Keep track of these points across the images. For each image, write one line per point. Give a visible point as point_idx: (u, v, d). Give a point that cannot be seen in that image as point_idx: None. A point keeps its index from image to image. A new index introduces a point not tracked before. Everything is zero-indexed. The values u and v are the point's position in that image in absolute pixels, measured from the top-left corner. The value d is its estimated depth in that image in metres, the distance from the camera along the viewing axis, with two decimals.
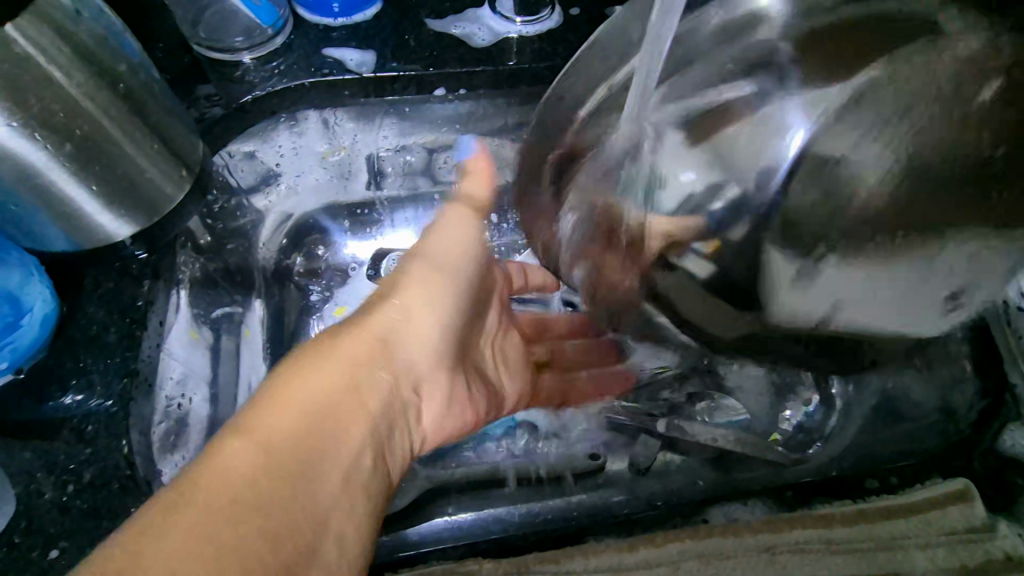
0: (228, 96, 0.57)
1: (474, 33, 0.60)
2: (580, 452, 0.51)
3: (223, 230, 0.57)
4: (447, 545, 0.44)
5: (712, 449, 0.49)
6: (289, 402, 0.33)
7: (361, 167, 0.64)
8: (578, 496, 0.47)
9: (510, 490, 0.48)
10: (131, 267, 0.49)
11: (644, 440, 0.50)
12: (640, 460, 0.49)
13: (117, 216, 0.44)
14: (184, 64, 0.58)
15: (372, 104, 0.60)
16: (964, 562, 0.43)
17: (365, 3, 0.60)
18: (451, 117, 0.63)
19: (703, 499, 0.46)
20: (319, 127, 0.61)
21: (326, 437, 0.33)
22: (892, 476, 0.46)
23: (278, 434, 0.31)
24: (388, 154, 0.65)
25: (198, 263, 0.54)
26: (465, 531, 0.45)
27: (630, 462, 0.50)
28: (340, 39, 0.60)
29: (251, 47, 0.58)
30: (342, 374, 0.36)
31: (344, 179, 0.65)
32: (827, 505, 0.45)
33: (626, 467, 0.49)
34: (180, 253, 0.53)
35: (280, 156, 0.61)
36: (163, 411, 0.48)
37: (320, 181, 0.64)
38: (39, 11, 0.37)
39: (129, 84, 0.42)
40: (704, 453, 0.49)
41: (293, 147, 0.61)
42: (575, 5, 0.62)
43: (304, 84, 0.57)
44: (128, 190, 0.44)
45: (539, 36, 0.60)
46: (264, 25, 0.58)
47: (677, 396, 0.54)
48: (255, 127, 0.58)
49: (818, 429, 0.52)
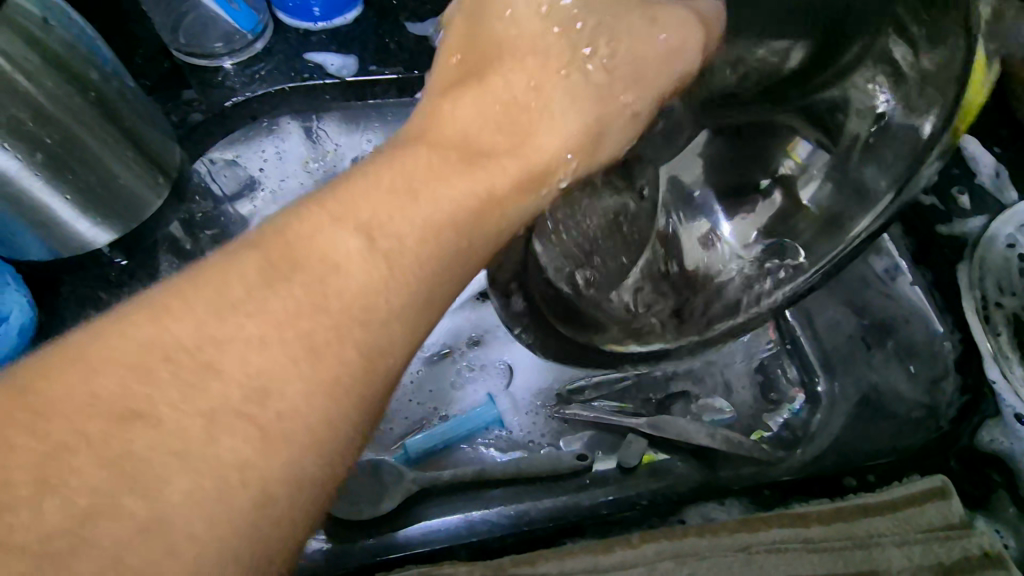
0: (209, 101, 0.57)
1: None
2: (565, 453, 0.49)
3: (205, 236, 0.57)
4: (431, 548, 0.45)
5: (698, 446, 0.48)
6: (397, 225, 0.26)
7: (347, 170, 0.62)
8: (565, 495, 0.47)
9: (497, 490, 0.48)
10: (110, 273, 0.49)
11: (630, 440, 0.49)
12: (627, 460, 0.48)
13: (93, 222, 0.44)
14: (165, 69, 0.58)
15: (355, 108, 0.61)
16: (941, 559, 0.43)
17: (346, 6, 0.60)
18: None
19: (681, 499, 0.46)
20: (302, 133, 0.61)
21: (425, 290, 0.27)
22: (869, 474, 0.46)
23: (405, 264, 0.26)
24: None
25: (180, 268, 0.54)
26: (450, 534, 0.46)
27: (617, 461, 0.49)
28: (320, 43, 0.60)
29: (231, 53, 0.58)
30: (434, 224, 0.27)
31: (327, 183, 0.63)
32: (803, 505, 0.45)
33: (614, 467, 0.49)
34: None
35: (263, 161, 0.61)
36: None
37: (305, 185, 0.61)
38: (9, 21, 0.37)
39: (102, 91, 0.42)
40: (689, 451, 0.48)
41: (276, 152, 0.61)
42: None
43: (284, 88, 0.58)
44: (103, 197, 0.44)
45: None
46: (243, 30, 0.58)
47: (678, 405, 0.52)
48: (237, 132, 0.59)
49: (804, 426, 0.51)
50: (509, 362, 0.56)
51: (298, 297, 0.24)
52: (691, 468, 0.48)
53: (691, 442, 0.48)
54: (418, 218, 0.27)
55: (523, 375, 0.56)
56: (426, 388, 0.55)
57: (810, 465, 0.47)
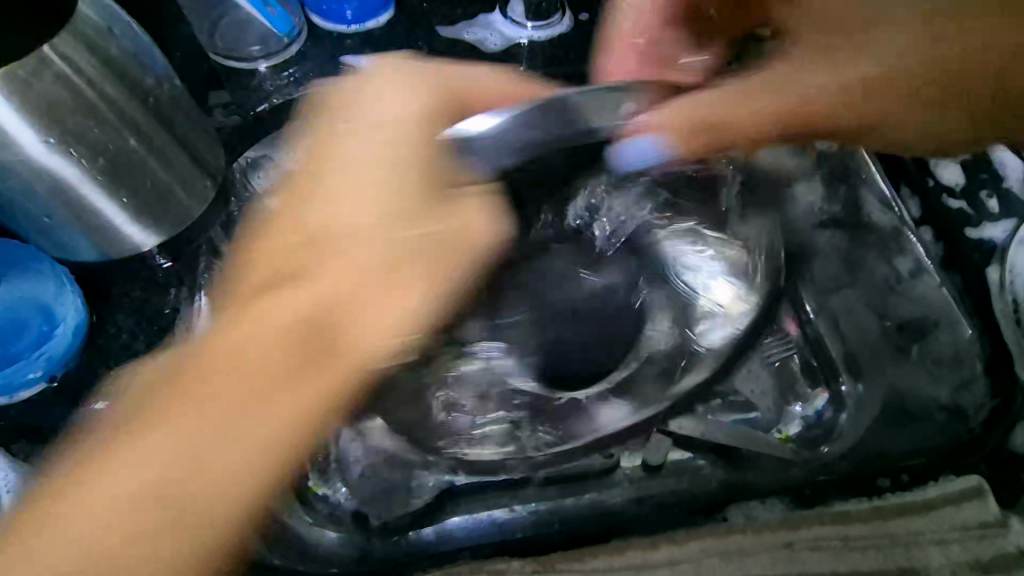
0: (245, 105, 0.57)
1: (486, 38, 0.62)
2: (593, 454, 0.47)
3: None
4: (466, 544, 0.46)
5: (726, 446, 0.47)
6: (145, 458, 0.30)
7: None
8: (591, 493, 0.47)
9: (519, 488, 0.47)
10: (156, 275, 0.48)
11: (654, 440, 0.47)
12: (653, 459, 0.47)
13: (146, 227, 0.46)
14: (203, 74, 0.58)
15: None
16: (977, 555, 0.46)
17: (378, 11, 0.61)
18: None
19: (718, 500, 0.47)
20: None
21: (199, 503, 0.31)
22: (903, 474, 0.47)
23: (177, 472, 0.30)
24: None
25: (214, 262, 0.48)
26: (478, 530, 0.46)
27: (643, 459, 0.47)
28: (353, 48, 0.61)
29: (267, 56, 0.59)
30: (172, 455, 0.30)
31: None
32: (843, 503, 0.47)
33: (639, 464, 0.47)
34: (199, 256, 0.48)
35: None
36: None
37: None
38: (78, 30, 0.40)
39: (159, 96, 0.44)
40: (711, 449, 0.47)
41: None
42: (584, 10, 0.63)
43: None
44: (158, 202, 0.45)
45: (551, 39, 0.61)
46: (278, 33, 0.58)
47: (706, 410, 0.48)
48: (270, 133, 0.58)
49: (833, 420, 0.48)
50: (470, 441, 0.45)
51: (217, 428, 0.31)
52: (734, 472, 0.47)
53: (712, 441, 0.47)
54: (190, 424, 0.31)
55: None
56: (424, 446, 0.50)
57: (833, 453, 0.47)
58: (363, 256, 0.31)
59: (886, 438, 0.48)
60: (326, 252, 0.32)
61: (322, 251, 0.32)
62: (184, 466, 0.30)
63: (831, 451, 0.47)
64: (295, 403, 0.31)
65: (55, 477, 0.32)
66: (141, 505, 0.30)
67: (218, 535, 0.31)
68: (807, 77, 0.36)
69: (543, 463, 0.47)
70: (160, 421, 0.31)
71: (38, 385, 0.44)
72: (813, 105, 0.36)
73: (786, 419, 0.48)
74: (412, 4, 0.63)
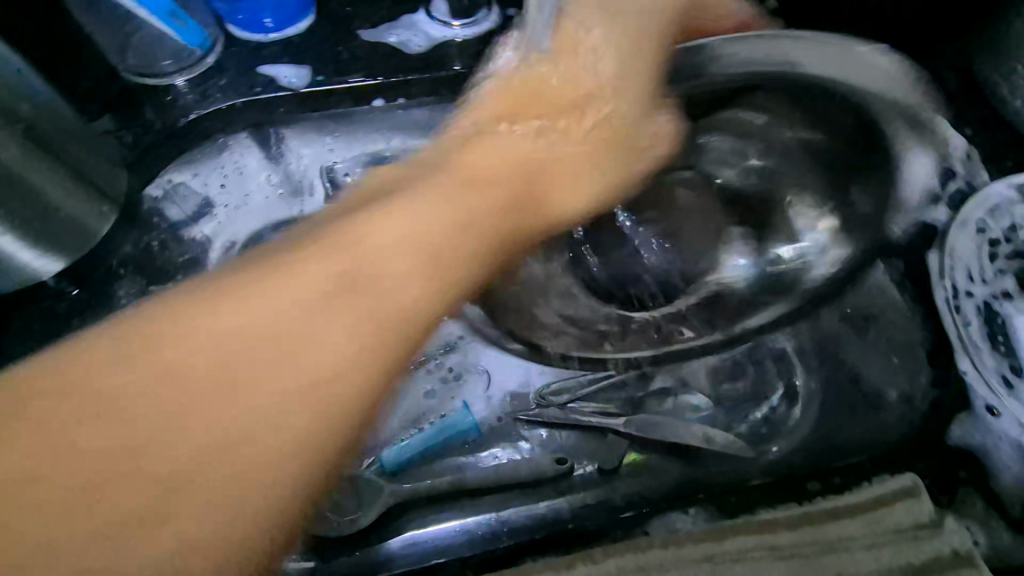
0: (165, 120, 0.56)
1: (409, 40, 0.59)
2: (545, 460, 0.48)
3: (164, 257, 0.57)
4: (425, 560, 0.45)
5: (685, 446, 0.47)
6: (180, 349, 0.27)
7: (314, 177, 0.61)
8: (548, 501, 0.47)
9: (471, 499, 0.47)
10: (62, 303, 0.52)
11: (611, 441, 0.48)
12: (608, 461, 0.47)
13: (39, 253, 0.47)
14: (116, 91, 0.56)
15: (313, 118, 0.59)
16: (910, 561, 0.41)
17: (297, 17, 0.59)
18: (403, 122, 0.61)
19: (655, 502, 0.45)
20: (259, 147, 0.59)
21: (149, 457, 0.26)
22: (835, 476, 0.44)
23: (171, 382, 0.27)
24: (342, 166, 0.61)
25: (138, 290, 0.55)
26: (437, 546, 0.46)
27: (598, 463, 0.48)
28: (272, 56, 0.59)
29: (181, 71, 0.57)
30: (202, 359, 0.27)
31: (272, 164, 0.61)
32: (769, 511, 0.43)
33: (593, 470, 0.48)
34: (120, 281, 0.54)
35: (223, 176, 0.59)
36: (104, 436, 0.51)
37: (270, 200, 0.61)
38: None
39: (35, 121, 0.45)
40: (672, 452, 0.47)
41: (236, 167, 0.60)
42: (514, 5, 0.60)
43: (236, 104, 0.57)
44: (48, 226, 0.46)
45: (478, 37, 0.59)
46: (192, 46, 0.57)
47: (673, 399, 0.51)
48: (192, 152, 0.57)
49: (783, 418, 0.49)
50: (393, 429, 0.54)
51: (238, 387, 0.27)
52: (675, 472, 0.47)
53: (679, 442, 0.47)
54: (203, 341, 0.28)
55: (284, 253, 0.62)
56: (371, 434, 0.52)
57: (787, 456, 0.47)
58: (399, 269, 0.32)
59: (844, 432, 0.47)
60: (434, 177, 0.35)
61: (408, 265, 0.32)
62: (171, 406, 0.26)
63: (783, 447, 0.47)
64: (289, 403, 0.28)
65: (54, 356, 0.28)
66: (105, 449, 0.25)
67: (268, 517, 0.27)
68: (480, 164, 0.36)
69: (491, 473, 0.48)
70: (176, 328, 0.28)
71: None
72: (440, 249, 0.33)
73: (761, 405, 0.49)
74: (334, 9, 0.60)
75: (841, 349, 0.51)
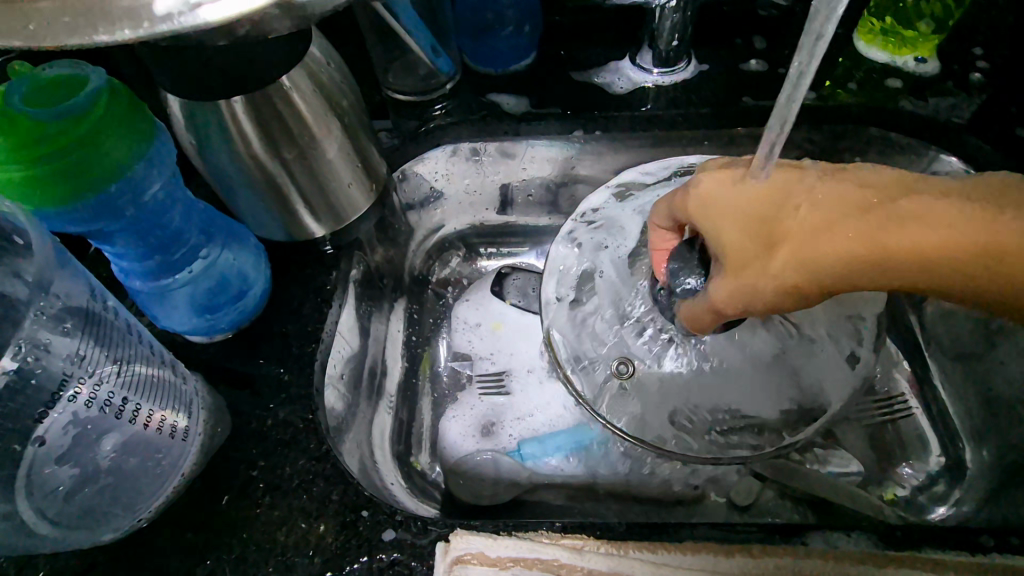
0: (402, 130, 0.70)
1: (614, 82, 0.70)
2: (678, 486, 0.65)
3: (397, 225, 0.74)
4: (555, 541, 0.41)
5: (817, 499, 0.60)
6: None
7: (559, 262, 0.63)
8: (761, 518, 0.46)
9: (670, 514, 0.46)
10: (325, 258, 0.58)
11: (747, 481, 0.63)
12: (742, 499, 0.63)
13: (318, 218, 0.55)
14: (375, 101, 0.71)
15: (567, 142, 0.71)
16: None
17: (522, 55, 0.72)
18: (607, 218, 0.65)
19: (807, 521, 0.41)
20: (498, 157, 0.73)
21: None
22: (1013, 536, 0.40)
23: None
24: (572, 275, 0.62)
25: (409, 264, 0.78)
26: (575, 487, 0.66)
27: (727, 498, 0.63)
28: (498, 86, 0.72)
29: (427, 92, 0.71)
30: None
31: (477, 180, 0.76)
32: (938, 552, 0.39)
33: (725, 502, 0.63)
34: (374, 252, 0.70)
35: (494, 175, 0.76)
36: (337, 401, 0.59)
37: (556, 266, 0.63)
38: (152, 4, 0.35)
39: (350, 115, 0.53)
40: (805, 498, 0.61)
41: (474, 167, 0.75)
42: (707, 60, 0.71)
43: (465, 122, 0.70)
44: (328, 198, 0.54)
45: (673, 84, 0.69)
46: (440, 74, 0.71)
47: (797, 453, 0.64)
48: (443, 167, 0.74)
49: (930, 487, 0.61)
50: (549, 424, 0.70)
51: None
52: (777, 500, 0.62)
53: (810, 493, 0.61)
54: None
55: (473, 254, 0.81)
56: (536, 427, 0.70)
57: (933, 512, 0.60)
58: None
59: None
60: None
61: None
62: None
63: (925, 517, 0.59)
64: None
65: None
66: None
67: None
68: None
69: (632, 479, 0.66)
70: None
71: (229, 331, 0.53)
72: None
73: (891, 482, 0.62)
74: (552, 52, 0.73)
75: (999, 426, 0.59)
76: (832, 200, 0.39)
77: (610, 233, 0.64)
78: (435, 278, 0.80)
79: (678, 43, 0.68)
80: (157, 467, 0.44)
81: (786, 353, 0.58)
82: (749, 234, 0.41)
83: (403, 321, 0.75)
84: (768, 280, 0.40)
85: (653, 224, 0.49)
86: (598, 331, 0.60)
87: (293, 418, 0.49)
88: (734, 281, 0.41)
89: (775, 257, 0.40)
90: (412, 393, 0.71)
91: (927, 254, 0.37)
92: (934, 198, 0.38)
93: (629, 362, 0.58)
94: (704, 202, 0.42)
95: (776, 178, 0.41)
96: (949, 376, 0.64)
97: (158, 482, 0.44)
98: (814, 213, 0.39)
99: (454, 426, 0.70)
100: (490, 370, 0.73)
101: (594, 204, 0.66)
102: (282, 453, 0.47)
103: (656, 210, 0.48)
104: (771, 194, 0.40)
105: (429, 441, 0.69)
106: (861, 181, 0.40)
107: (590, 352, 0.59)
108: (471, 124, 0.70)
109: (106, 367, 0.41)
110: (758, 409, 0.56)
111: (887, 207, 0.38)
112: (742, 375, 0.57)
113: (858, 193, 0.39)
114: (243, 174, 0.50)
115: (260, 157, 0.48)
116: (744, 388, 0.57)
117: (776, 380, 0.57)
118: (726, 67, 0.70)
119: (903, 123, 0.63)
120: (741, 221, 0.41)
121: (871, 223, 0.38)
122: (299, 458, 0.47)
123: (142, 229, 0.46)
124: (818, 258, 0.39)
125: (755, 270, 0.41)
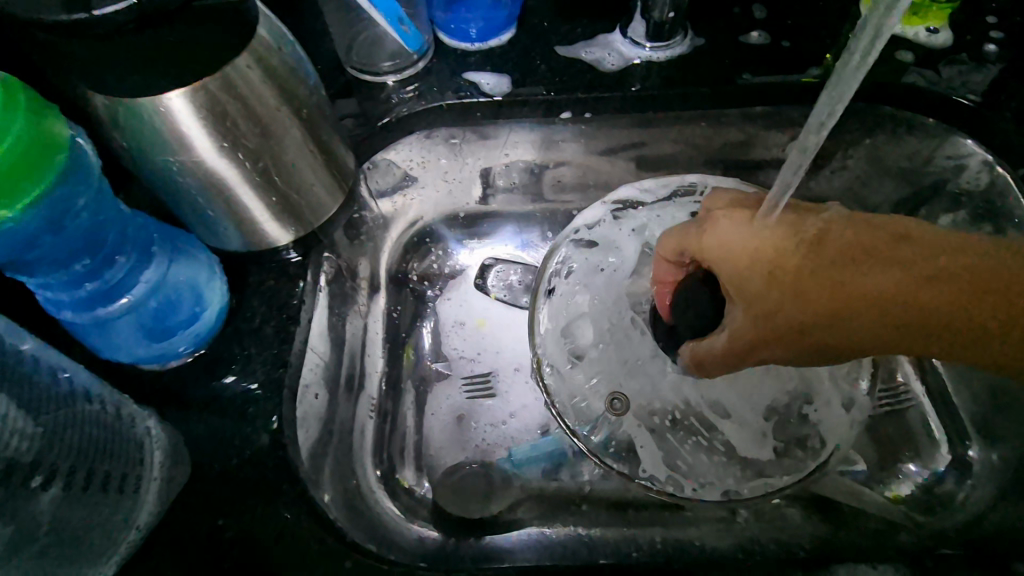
0: (371, 116, 0.63)
1: (604, 58, 0.64)
2: None
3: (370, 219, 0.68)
4: None
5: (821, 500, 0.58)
6: None
7: (552, 287, 0.59)
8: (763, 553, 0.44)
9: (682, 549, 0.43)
10: (289, 267, 0.52)
11: None
12: None
13: (281, 224, 0.49)
14: (339, 83, 0.64)
15: (553, 125, 0.66)
16: None
17: (501, 29, 0.65)
18: (604, 236, 0.60)
19: None
20: (478, 138, 0.67)
21: None
22: None
23: None
24: (566, 301, 0.58)
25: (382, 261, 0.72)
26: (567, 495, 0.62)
27: None
28: (476, 63, 0.65)
29: (396, 71, 0.64)
30: None
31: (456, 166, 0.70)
32: None
33: None
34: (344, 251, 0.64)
35: (475, 160, 0.70)
36: (311, 423, 0.54)
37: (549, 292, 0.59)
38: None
39: (310, 107, 0.46)
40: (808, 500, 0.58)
41: (451, 153, 0.69)
42: (704, 32, 0.65)
43: (444, 104, 0.63)
44: (290, 204, 0.48)
45: (669, 60, 0.63)
46: (411, 50, 0.63)
47: None
48: (417, 152, 0.68)
49: (934, 483, 0.59)
50: (538, 431, 0.66)
51: None
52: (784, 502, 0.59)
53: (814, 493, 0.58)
54: None
55: (454, 247, 0.75)
56: (525, 432, 0.66)
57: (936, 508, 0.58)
58: None
59: None
60: None
61: None
62: None
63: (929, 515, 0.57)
64: None
65: None
66: None
67: None
68: None
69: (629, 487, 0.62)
70: None
71: (185, 355, 0.47)
72: None
73: (895, 479, 0.60)
74: (534, 24, 0.67)
75: (1006, 422, 0.57)
76: (863, 251, 0.38)
77: (605, 255, 0.59)
78: (413, 274, 0.74)
79: (674, 14, 0.61)
80: (107, 525, 0.37)
81: (785, 377, 0.56)
82: (773, 281, 0.39)
83: (380, 324, 0.69)
84: (794, 329, 0.39)
85: (659, 258, 0.46)
86: (591, 366, 0.56)
87: (262, 456, 0.44)
88: (758, 328, 0.39)
89: (802, 305, 0.38)
90: (393, 402, 0.66)
91: (952, 312, 0.37)
92: (962, 258, 0.38)
93: (623, 399, 0.55)
94: (723, 245, 0.40)
95: (802, 223, 0.40)
96: (954, 368, 0.62)
97: (105, 546, 0.38)
98: (836, 264, 0.38)
99: (436, 435, 0.65)
100: (475, 372, 0.69)
101: (590, 220, 0.61)
102: (252, 496, 0.43)
103: (662, 246, 0.45)
104: (797, 241, 0.39)
105: (413, 453, 0.64)
106: (891, 237, 0.39)
107: (583, 388, 0.55)
108: (448, 108, 0.63)
109: (27, 423, 0.33)
110: (757, 446, 0.54)
111: (919, 262, 0.38)
112: (737, 411, 0.55)
113: (887, 249, 0.39)
114: (186, 182, 0.43)
115: (207, 163, 0.42)
116: (741, 422, 0.55)
117: (777, 414, 0.55)
118: (725, 40, 0.64)
119: (915, 102, 0.59)
120: (767, 266, 0.39)
121: (899, 278, 0.38)
122: (271, 501, 0.42)
123: (67, 251, 0.39)
124: (845, 309, 0.38)
125: (783, 317, 0.39)
